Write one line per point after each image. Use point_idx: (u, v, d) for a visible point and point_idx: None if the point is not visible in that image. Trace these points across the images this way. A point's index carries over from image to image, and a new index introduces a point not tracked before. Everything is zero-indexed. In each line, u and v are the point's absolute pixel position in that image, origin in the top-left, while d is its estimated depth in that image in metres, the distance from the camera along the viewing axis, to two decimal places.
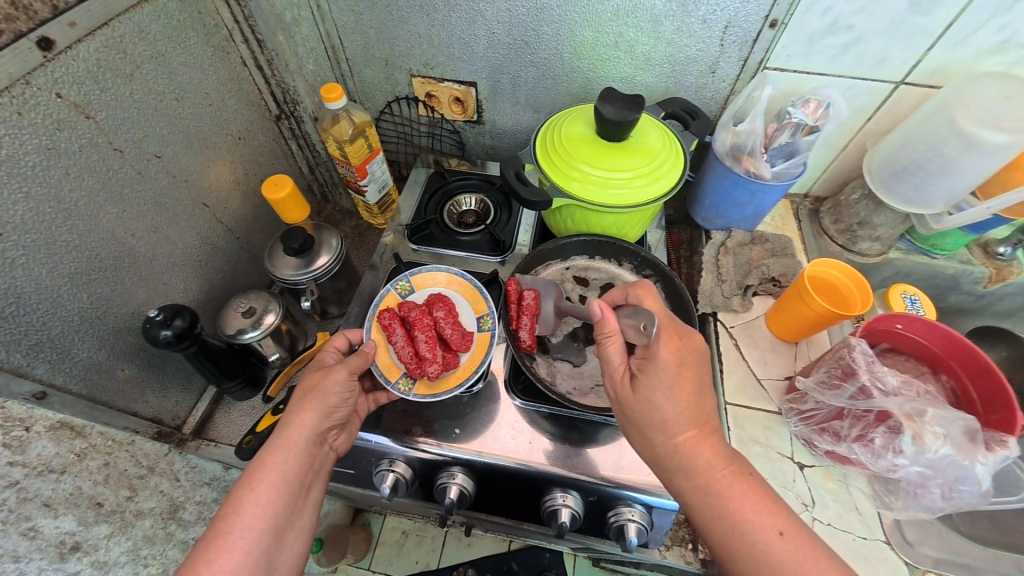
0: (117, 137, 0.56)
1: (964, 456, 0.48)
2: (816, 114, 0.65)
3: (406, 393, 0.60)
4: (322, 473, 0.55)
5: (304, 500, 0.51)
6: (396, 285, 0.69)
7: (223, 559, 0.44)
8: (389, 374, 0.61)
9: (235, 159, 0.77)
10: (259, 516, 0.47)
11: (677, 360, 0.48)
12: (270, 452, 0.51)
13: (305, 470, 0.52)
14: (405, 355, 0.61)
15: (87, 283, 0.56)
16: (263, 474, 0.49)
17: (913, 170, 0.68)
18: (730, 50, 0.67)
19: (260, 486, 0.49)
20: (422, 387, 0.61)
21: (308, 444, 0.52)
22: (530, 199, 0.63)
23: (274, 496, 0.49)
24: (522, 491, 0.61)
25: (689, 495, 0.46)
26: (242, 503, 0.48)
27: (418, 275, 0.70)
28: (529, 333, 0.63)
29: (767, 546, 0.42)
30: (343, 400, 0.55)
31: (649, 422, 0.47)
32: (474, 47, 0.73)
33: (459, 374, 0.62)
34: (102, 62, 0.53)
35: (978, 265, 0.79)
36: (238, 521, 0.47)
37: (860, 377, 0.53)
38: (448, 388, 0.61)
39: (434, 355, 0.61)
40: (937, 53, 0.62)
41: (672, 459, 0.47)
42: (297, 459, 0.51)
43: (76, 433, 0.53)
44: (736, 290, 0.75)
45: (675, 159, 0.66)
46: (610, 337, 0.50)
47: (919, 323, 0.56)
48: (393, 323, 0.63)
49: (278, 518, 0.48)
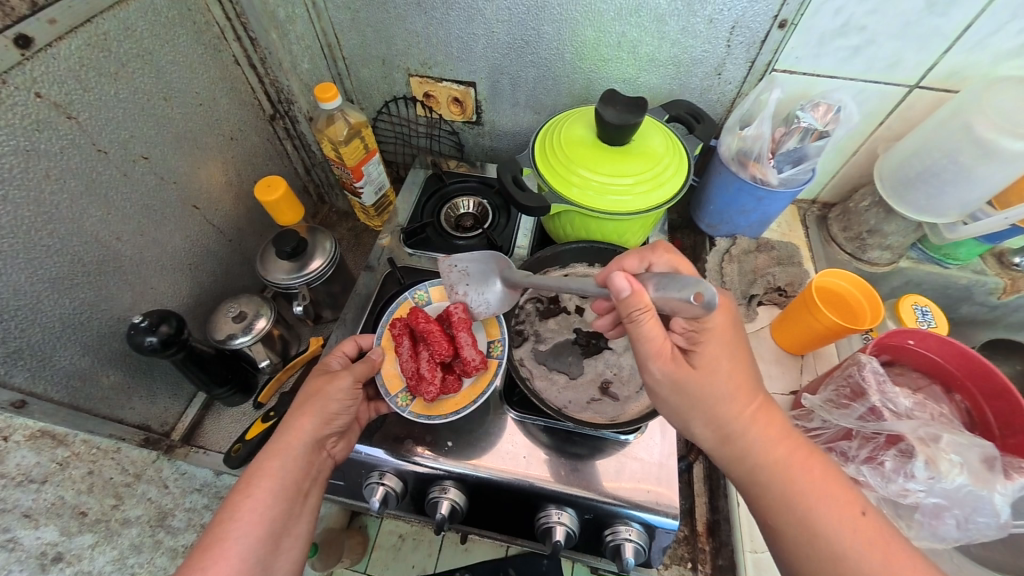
0: (101, 137, 0.55)
1: (981, 486, 0.45)
2: (826, 119, 0.62)
3: (403, 409, 0.57)
4: (321, 480, 0.53)
5: (300, 507, 0.50)
6: (413, 293, 0.66)
7: (219, 566, 0.43)
8: (389, 386, 0.59)
9: (227, 159, 0.75)
10: (254, 523, 0.46)
11: (725, 320, 0.45)
12: (269, 457, 0.49)
13: (302, 477, 0.50)
14: (407, 370, 0.58)
15: (70, 288, 0.55)
16: (261, 480, 0.48)
17: (926, 178, 0.65)
18: (737, 52, 0.64)
19: (258, 491, 0.47)
20: (419, 405, 0.58)
21: (306, 449, 0.51)
22: (528, 204, 0.61)
23: (271, 503, 0.47)
24: (516, 507, 0.59)
25: (762, 473, 0.43)
26: (239, 508, 0.46)
27: (437, 287, 0.67)
28: (474, 350, 0.58)
29: (848, 534, 0.39)
30: (345, 407, 0.54)
31: (716, 398, 0.44)
32: (473, 47, 0.71)
33: (457, 400, 0.58)
34: (85, 60, 0.51)
35: (992, 275, 0.77)
36: (233, 528, 0.45)
37: (871, 397, 0.51)
38: (443, 412, 0.58)
39: (433, 375, 0.57)
40: (953, 56, 0.59)
41: (743, 434, 0.44)
42: (295, 464, 0.50)
43: (58, 442, 0.52)
44: (741, 299, 0.73)
45: (678, 163, 0.64)
46: (646, 314, 0.43)
47: (932, 339, 0.53)
48: (401, 335, 0.61)
49: (274, 524, 0.47)
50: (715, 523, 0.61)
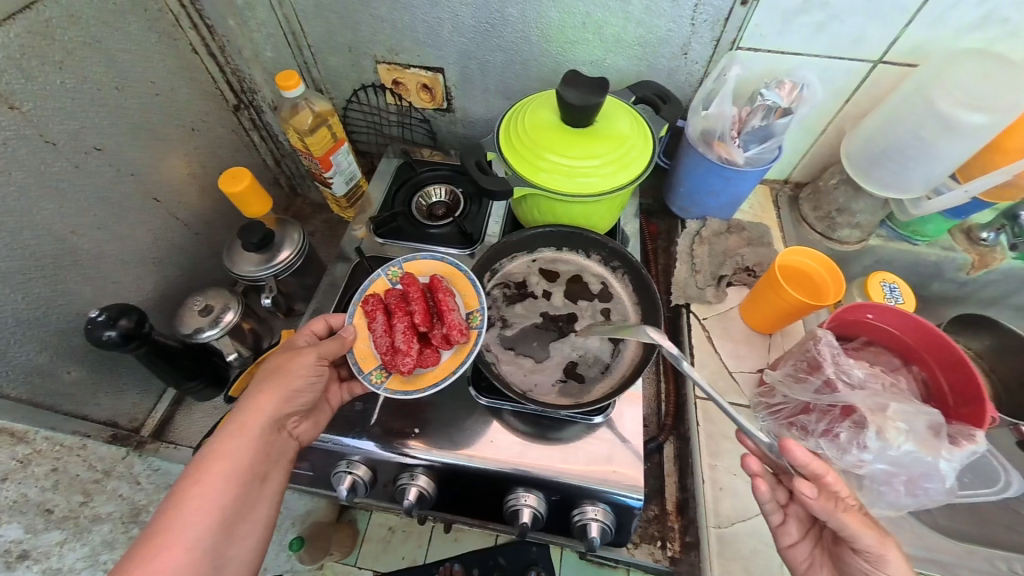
0: (49, 129, 0.54)
1: (928, 452, 0.45)
2: (791, 96, 0.62)
3: (378, 386, 0.57)
4: (282, 462, 0.53)
5: (258, 489, 0.49)
6: (385, 270, 0.65)
7: (167, 552, 0.42)
8: (363, 364, 0.59)
9: (190, 151, 0.74)
10: (207, 508, 0.45)
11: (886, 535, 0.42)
12: (223, 439, 0.49)
13: (259, 459, 0.50)
14: (381, 345, 0.58)
15: (24, 283, 0.54)
16: (214, 462, 0.47)
17: (891, 155, 0.65)
18: (702, 30, 0.64)
19: (210, 475, 0.46)
20: (395, 381, 0.58)
21: (264, 429, 0.51)
22: (490, 187, 0.61)
23: (223, 485, 0.46)
24: (486, 492, 0.60)
25: None
26: (191, 492, 0.45)
27: (410, 262, 0.66)
28: (455, 316, 0.58)
29: None
30: (308, 384, 0.54)
31: None
32: (438, 31, 0.70)
33: (435, 372, 0.58)
34: (27, 48, 0.50)
35: (961, 251, 0.77)
36: (183, 513, 0.44)
37: (826, 369, 0.51)
38: (422, 386, 0.57)
39: (409, 347, 0.57)
40: (914, 30, 0.59)
41: None
42: (251, 446, 0.49)
43: (17, 439, 0.52)
44: (710, 281, 0.73)
45: (643, 145, 0.63)
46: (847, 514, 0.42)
47: (890, 313, 0.53)
48: (375, 310, 0.60)
49: (227, 506, 0.46)
50: (684, 502, 0.62)
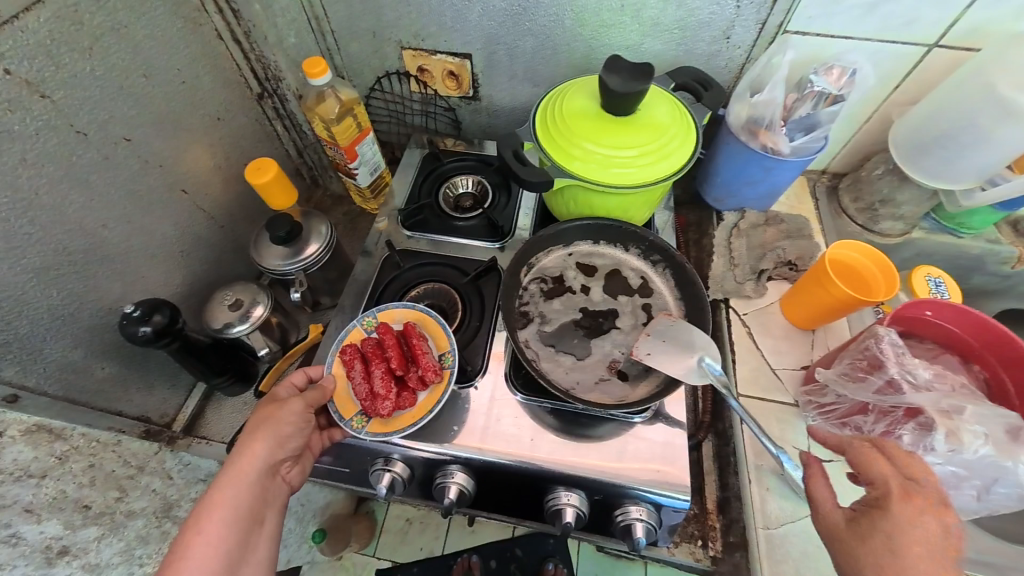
0: (79, 118, 0.52)
1: (1006, 457, 0.43)
2: (840, 83, 0.60)
3: (360, 432, 0.55)
4: (278, 508, 0.50)
5: (258, 535, 0.46)
6: (361, 319, 0.63)
7: None
8: (344, 411, 0.57)
9: (214, 142, 0.72)
10: (209, 559, 0.42)
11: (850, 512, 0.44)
12: (218, 488, 0.46)
13: (257, 503, 0.47)
14: (360, 392, 0.56)
15: (57, 278, 0.53)
16: (211, 511, 0.44)
17: (944, 142, 0.63)
18: (748, 13, 0.61)
19: (210, 525, 0.43)
20: (377, 424, 0.56)
21: (260, 474, 0.48)
22: (528, 178, 0.59)
23: (226, 533, 0.43)
24: (523, 489, 0.59)
25: None
26: (187, 552, 0.41)
27: (383, 310, 0.63)
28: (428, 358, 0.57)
29: None
30: (299, 429, 0.52)
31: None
32: (468, 15, 0.67)
33: (414, 413, 0.56)
34: (55, 34, 0.48)
35: (1007, 244, 0.75)
36: (184, 568, 0.40)
37: (889, 368, 0.50)
38: (402, 427, 0.56)
39: (388, 391, 0.56)
40: (976, 12, 0.56)
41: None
42: (249, 491, 0.47)
43: (55, 436, 0.51)
44: (750, 275, 0.71)
45: (684, 135, 0.61)
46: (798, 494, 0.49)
47: (950, 309, 0.52)
48: (351, 359, 0.58)
49: (230, 555, 0.43)
50: (725, 501, 0.61)
